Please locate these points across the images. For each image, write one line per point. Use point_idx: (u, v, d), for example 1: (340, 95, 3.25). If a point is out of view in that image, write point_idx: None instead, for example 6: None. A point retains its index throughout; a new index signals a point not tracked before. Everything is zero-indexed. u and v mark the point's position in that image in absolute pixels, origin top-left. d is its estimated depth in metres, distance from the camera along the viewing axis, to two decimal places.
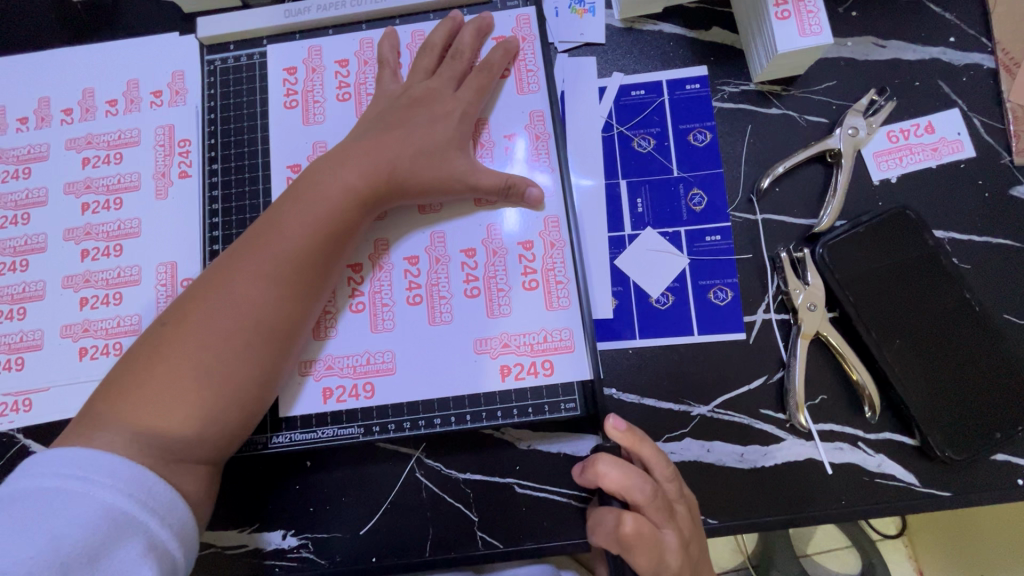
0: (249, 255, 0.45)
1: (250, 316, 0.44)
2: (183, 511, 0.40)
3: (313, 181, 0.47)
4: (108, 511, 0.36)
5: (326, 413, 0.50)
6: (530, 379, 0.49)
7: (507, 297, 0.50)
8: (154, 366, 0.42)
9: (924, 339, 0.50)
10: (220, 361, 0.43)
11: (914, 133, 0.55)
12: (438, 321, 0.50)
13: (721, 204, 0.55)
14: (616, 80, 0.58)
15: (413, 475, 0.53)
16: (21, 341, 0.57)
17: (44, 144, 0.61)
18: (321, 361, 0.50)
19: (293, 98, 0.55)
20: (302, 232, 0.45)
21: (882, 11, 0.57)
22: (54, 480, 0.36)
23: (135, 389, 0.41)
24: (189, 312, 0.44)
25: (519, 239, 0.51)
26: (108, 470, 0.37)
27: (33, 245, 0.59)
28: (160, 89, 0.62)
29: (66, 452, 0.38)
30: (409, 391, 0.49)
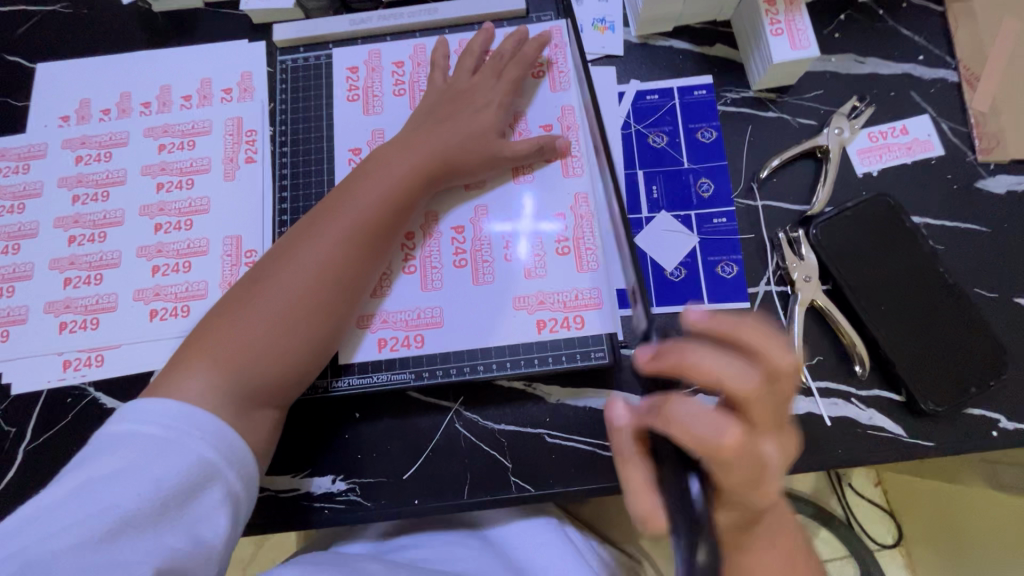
0: (327, 222, 0.52)
1: (326, 274, 0.51)
2: (249, 466, 0.45)
3: (382, 163, 0.55)
4: (196, 459, 0.41)
5: (379, 360, 0.56)
6: (563, 332, 0.56)
7: (544, 261, 0.57)
8: (243, 309, 0.49)
9: (906, 307, 0.57)
10: (297, 310, 0.50)
11: (891, 135, 0.64)
12: (482, 281, 0.57)
13: (726, 192, 0.63)
14: (634, 86, 0.67)
15: (453, 426, 0.58)
16: (97, 304, 0.63)
17: (124, 132, 0.69)
18: (378, 314, 0.57)
19: (355, 92, 0.64)
20: (373, 206, 0.53)
21: (861, 34, 0.67)
22: (148, 427, 0.41)
23: (226, 328, 0.48)
24: (274, 268, 0.51)
25: (554, 209, 0.58)
26: (192, 422, 0.43)
27: (111, 219, 0.66)
28: (230, 86, 0.70)
29: (156, 402, 0.43)
30: (454, 343, 0.56)
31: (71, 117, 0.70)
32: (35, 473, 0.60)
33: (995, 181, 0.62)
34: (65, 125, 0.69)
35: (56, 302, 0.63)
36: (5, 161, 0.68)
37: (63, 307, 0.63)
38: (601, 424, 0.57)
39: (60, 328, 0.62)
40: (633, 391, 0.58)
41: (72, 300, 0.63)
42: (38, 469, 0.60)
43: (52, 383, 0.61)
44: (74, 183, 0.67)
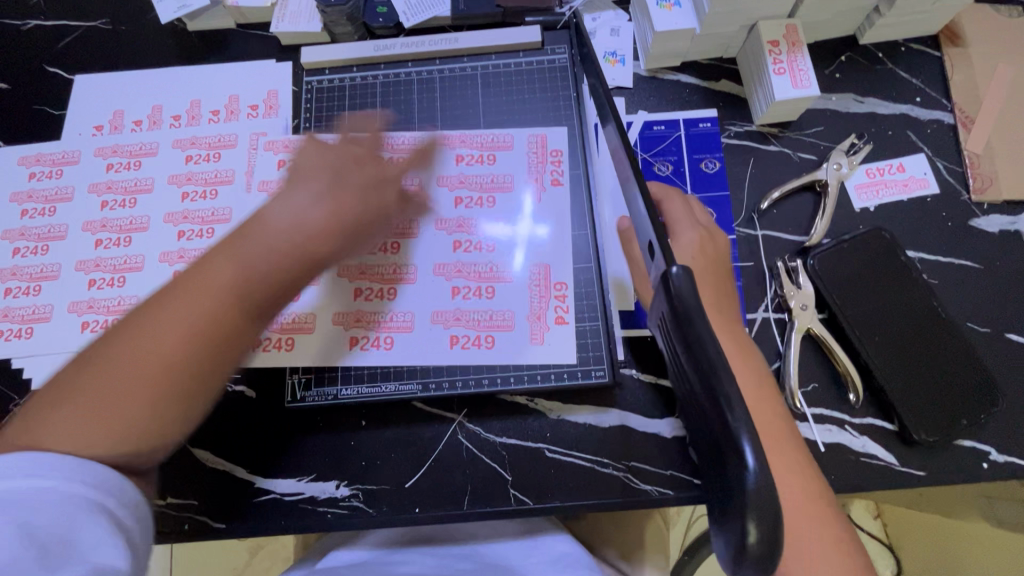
0: (209, 265, 0.45)
1: (208, 327, 0.44)
2: (134, 491, 0.42)
3: (265, 201, 0.50)
4: (63, 497, 0.38)
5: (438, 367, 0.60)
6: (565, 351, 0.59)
7: (558, 272, 0.62)
8: (109, 365, 0.42)
9: (899, 338, 0.59)
10: (178, 375, 0.43)
11: (888, 172, 0.66)
12: (495, 294, 0.61)
13: (728, 220, 0.65)
14: (641, 117, 0.70)
15: (455, 437, 0.60)
16: (119, 305, 0.66)
17: (154, 143, 0.72)
18: (450, 312, 0.61)
19: (392, 145, 0.65)
20: (260, 252, 0.46)
21: (860, 75, 0.70)
22: (7, 484, 0.37)
23: (81, 394, 0.42)
24: (149, 321, 0.43)
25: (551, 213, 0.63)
26: (51, 462, 0.39)
27: (137, 224, 0.69)
28: (257, 103, 0.74)
29: (9, 458, 0.38)
30: (525, 327, 0.60)
31: (105, 126, 0.73)
32: None
33: (988, 220, 0.64)
34: (98, 134, 0.73)
35: (80, 302, 0.66)
36: (40, 165, 0.72)
37: (87, 307, 0.66)
38: (599, 441, 0.59)
39: (83, 327, 0.65)
40: (631, 409, 0.60)
41: (96, 300, 0.66)
42: None
43: None
44: (103, 189, 0.70)
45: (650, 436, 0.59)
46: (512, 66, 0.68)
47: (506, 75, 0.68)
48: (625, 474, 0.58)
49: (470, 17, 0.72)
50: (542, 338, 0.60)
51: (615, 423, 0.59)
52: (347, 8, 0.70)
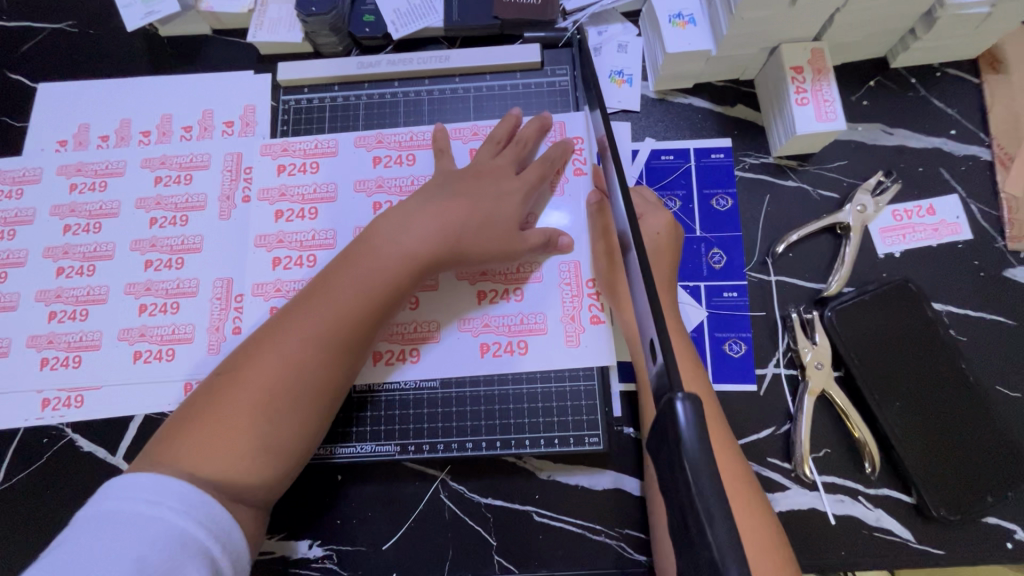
0: (304, 312, 0.47)
1: (301, 373, 0.46)
2: (239, 539, 0.42)
3: (371, 243, 0.50)
4: (178, 536, 0.38)
5: (463, 377, 0.54)
6: (561, 412, 0.53)
7: (576, 327, 0.54)
8: (205, 418, 0.44)
9: (922, 404, 0.54)
10: (266, 418, 0.44)
11: (917, 214, 0.61)
12: (538, 328, 0.54)
13: (739, 264, 0.60)
14: (648, 145, 0.64)
15: (437, 496, 0.56)
16: (80, 341, 0.61)
17: (121, 161, 0.67)
18: (477, 319, 0.55)
19: (368, 139, 0.61)
20: (357, 295, 0.48)
21: (890, 103, 0.64)
22: (128, 502, 0.39)
23: (190, 437, 0.43)
24: (243, 365, 0.46)
25: (563, 315, 0.54)
26: (183, 493, 0.40)
27: (102, 252, 0.64)
28: (232, 119, 0.68)
29: (134, 476, 0.40)
30: (560, 330, 0.54)
31: (69, 141, 0.68)
32: (7, 513, 0.58)
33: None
34: (62, 151, 0.68)
35: (39, 337, 0.61)
36: None
37: (46, 342, 0.61)
38: (592, 504, 0.55)
39: (42, 364, 0.61)
40: (628, 472, 0.55)
41: (56, 334, 0.61)
42: (10, 509, 0.58)
43: (30, 421, 0.59)
44: (67, 212, 0.65)
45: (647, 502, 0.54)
46: (508, 88, 0.62)
47: (502, 97, 0.62)
48: (619, 543, 0.54)
49: (464, 29, 0.66)
50: (578, 339, 0.54)
51: (610, 487, 0.55)
52: (330, 17, 0.63)
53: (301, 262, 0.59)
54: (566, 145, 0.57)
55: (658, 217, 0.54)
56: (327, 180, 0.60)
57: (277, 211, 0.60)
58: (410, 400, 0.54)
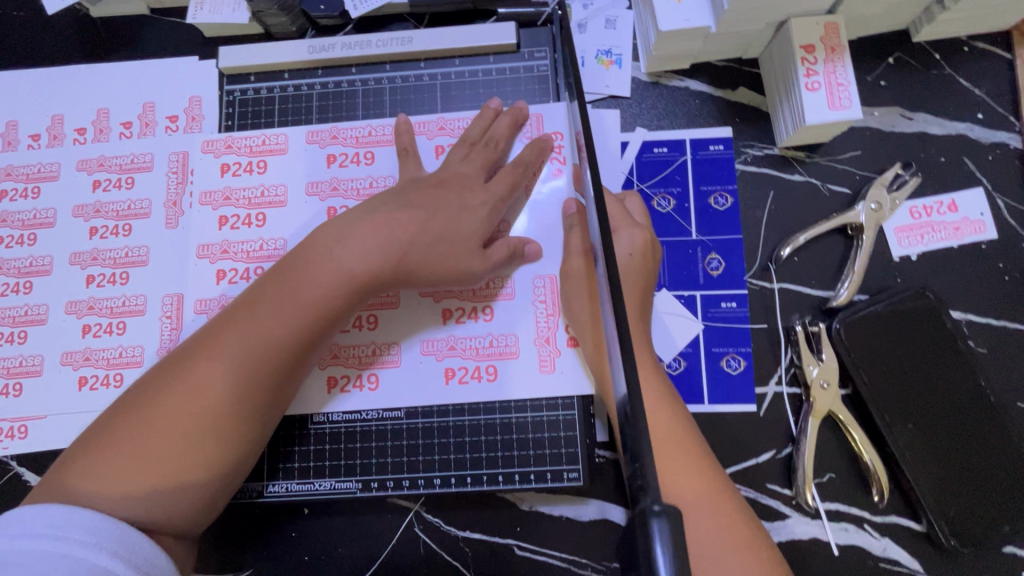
0: (232, 329, 0.42)
1: (225, 397, 0.41)
2: (164, 566, 0.37)
3: (315, 257, 0.44)
4: (94, 572, 0.34)
5: (431, 405, 0.49)
6: (537, 446, 0.48)
7: (551, 349, 0.49)
8: (113, 446, 0.39)
9: (935, 424, 0.49)
10: (183, 447, 0.40)
11: (936, 210, 0.54)
12: (508, 351, 0.49)
13: (738, 271, 0.54)
14: (639, 136, 0.58)
15: (411, 529, 0.52)
16: (21, 366, 0.56)
17: (55, 163, 0.60)
18: (442, 340, 0.49)
19: (320, 135, 0.54)
20: (292, 310, 0.43)
21: (910, 83, 0.57)
22: (31, 540, 0.34)
23: (103, 460, 0.39)
24: (164, 385, 0.41)
25: (537, 337, 0.49)
26: (101, 530, 0.35)
27: (39, 267, 0.58)
28: (176, 113, 0.61)
29: (38, 507, 0.35)
30: (533, 353, 0.49)
31: None
32: None
33: None
34: None
35: None
36: None
37: None
38: (577, 536, 0.51)
39: None
40: (614, 501, 0.51)
41: None
42: None
43: None
44: None
45: None
46: (480, 74, 0.55)
47: (473, 85, 0.55)
48: None
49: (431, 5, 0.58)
50: (553, 365, 0.49)
51: (596, 517, 0.51)
52: None
53: (248, 276, 0.53)
54: (544, 141, 0.51)
55: (634, 233, 0.48)
56: (275, 181, 0.53)
57: (222, 217, 0.54)
58: (371, 434, 0.49)
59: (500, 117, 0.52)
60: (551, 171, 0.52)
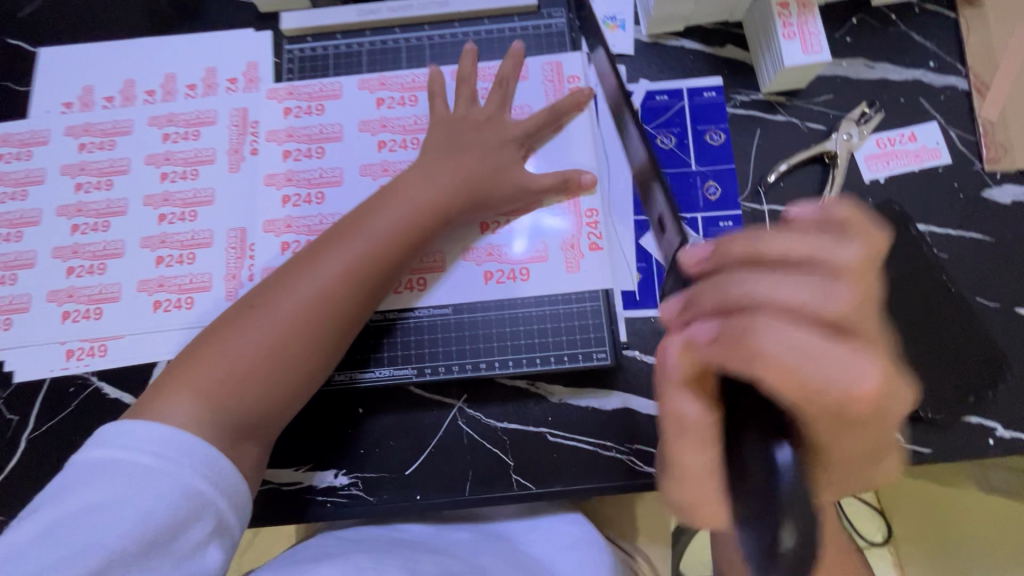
0: (329, 254, 0.51)
1: (326, 308, 0.50)
2: (241, 487, 0.45)
3: (393, 195, 0.54)
4: (187, 492, 0.42)
5: (474, 303, 0.59)
6: (566, 332, 0.58)
7: (574, 254, 0.59)
8: (234, 341, 0.49)
9: (907, 314, 0.57)
10: (292, 345, 0.49)
11: (899, 141, 0.64)
12: (538, 257, 0.60)
13: (733, 195, 0.63)
14: (643, 86, 0.67)
15: (455, 423, 0.58)
16: (100, 293, 0.63)
17: (128, 120, 0.68)
18: (483, 249, 0.60)
19: (370, 82, 0.63)
20: (379, 239, 0.53)
21: (872, 38, 0.67)
22: (139, 455, 0.42)
23: (221, 358, 0.48)
24: (269, 299, 0.50)
25: (564, 243, 0.60)
26: (188, 450, 0.43)
27: (115, 208, 0.65)
28: (235, 76, 0.69)
29: (150, 425, 0.43)
30: (559, 257, 0.59)
31: (75, 103, 0.69)
32: (37, 460, 0.60)
33: (1000, 191, 0.62)
34: (68, 112, 0.69)
35: (59, 291, 0.63)
36: (8, 146, 0.68)
37: (66, 296, 0.63)
38: (602, 423, 0.58)
39: (64, 317, 0.62)
40: (634, 392, 0.58)
41: (75, 288, 0.63)
42: (39, 456, 0.60)
43: (56, 371, 0.61)
44: (77, 171, 0.67)
45: (652, 418, 0.58)
46: (507, 32, 0.64)
47: (500, 41, 0.64)
48: (629, 457, 0.57)
49: None
50: (577, 265, 0.59)
51: (619, 407, 0.58)
52: None
53: (309, 199, 0.61)
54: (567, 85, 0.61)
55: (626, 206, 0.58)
56: (332, 121, 0.62)
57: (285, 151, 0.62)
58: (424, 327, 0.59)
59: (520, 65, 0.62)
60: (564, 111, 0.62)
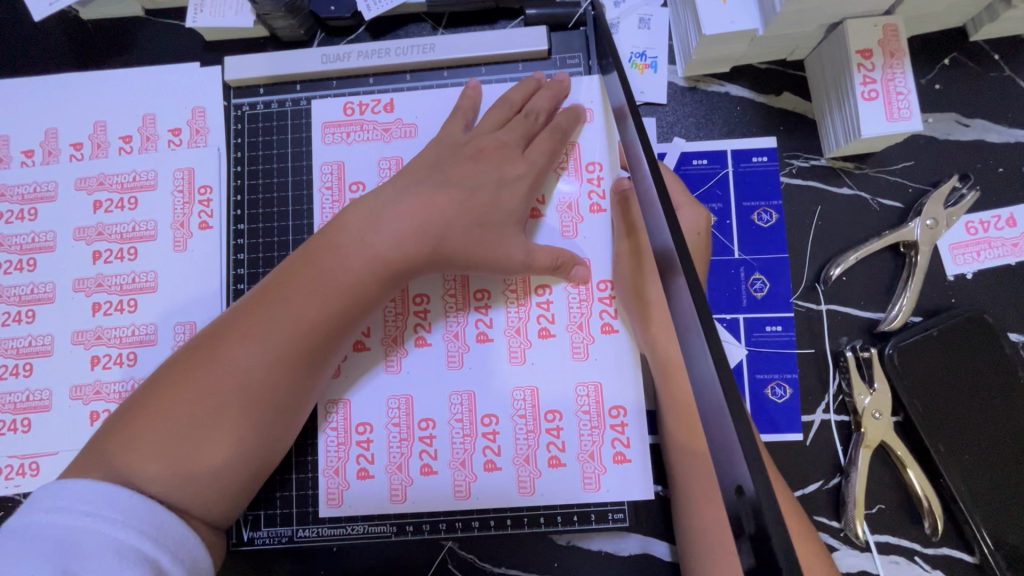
0: (270, 305, 0.43)
1: (265, 376, 0.41)
2: (194, 546, 0.38)
3: (345, 242, 0.44)
4: (120, 548, 0.34)
5: (466, 401, 0.46)
6: (591, 466, 0.45)
7: (594, 345, 0.46)
8: (147, 424, 0.39)
9: (992, 454, 0.47)
10: (221, 427, 0.40)
11: (994, 226, 0.51)
12: (578, 354, 0.46)
13: (784, 292, 0.51)
14: (678, 146, 0.54)
15: (445, 565, 0.50)
16: (28, 401, 0.53)
17: (51, 182, 0.56)
18: (500, 326, 0.47)
19: (335, 132, 0.51)
20: (332, 290, 0.43)
21: (968, 88, 0.53)
22: (63, 515, 0.35)
23: (131, 448, 0.38)
24: (194, 366, 0.41)
25: (600, 322, 0.47)
26: (115, 502, 0.36)
27: (41, 294, 0.55)
28: (178, 125, 0.57)
29: (73, 483, 0.36)
30: (566, 339, 0.47)
31: None
32: None
33: None
34: None
35: None
36: None
37: None
38: (616, 572, 0.49)
39: None
40: (656, 534, 0.49)
41: None
42: None
43: None
44: None
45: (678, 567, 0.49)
46: (509, 82, 0.52)
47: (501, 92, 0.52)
48: None
49: (449, 5, 0.54)
50: (586, 352, 0.46)
51: (638, 551, 0.49)
52: None
53: None
54: (576, 111, 0.49)
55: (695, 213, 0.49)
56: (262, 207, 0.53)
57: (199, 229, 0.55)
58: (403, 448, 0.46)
59: (542, 90, 0.50)
60: (565, 180, 0.50)
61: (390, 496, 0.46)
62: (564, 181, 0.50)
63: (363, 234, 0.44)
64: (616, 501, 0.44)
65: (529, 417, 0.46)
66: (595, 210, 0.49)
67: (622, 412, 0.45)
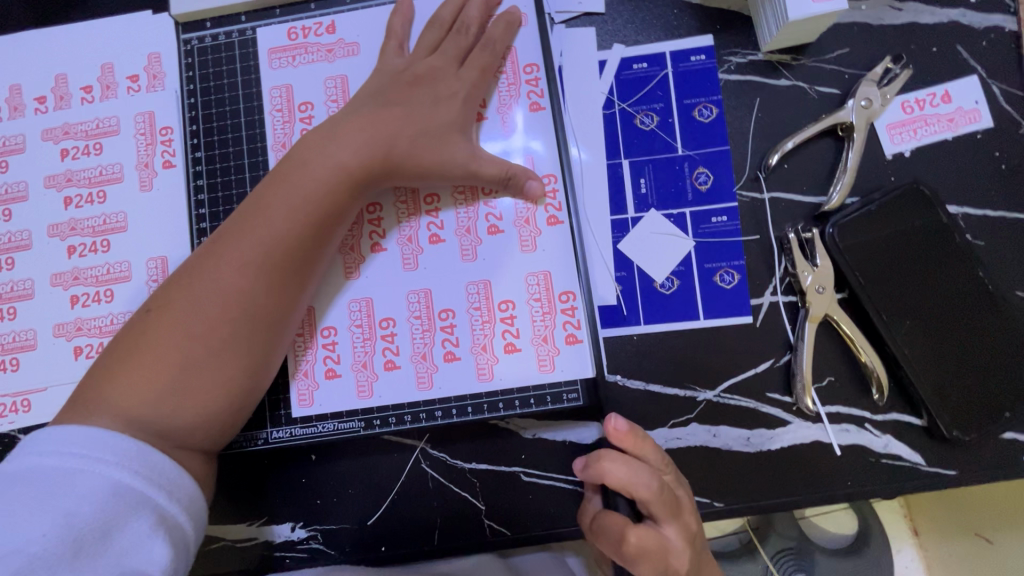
0: (239, 235, 0.44)
1: (242, 300, 0.43)
2: (190, 485, 0.40)
3: (300, 162, 0.46)
4: (115, 488, 0.36)
5: (424, 299, 0.49)
6: (553, 355, 0.48)
7: (539, 236, 0.49)
8: (138, 354, 0.42)
9: (933, 320, 0.49)
10: (206, 350, 0.42)
11: (930, 104, 0.53)
12: (527, 247, 0.49)
13: (727, 183, 0.53)
14: (617, 53, 0.55)
15: (419, 466, 0.52)
16: (14, 342, 0.56)
17: (19, 136, 0.58)
18: (452, 225, 0.50)
19: (281, 56, 0.54)
20: (292, 214, 0.45)
21: None
22: (54, 459, 0.36)
23: (126, 378, 0.41)
24: (175, 301, 0.43)
25: (547, 217, 0.49)
26: (103, 445, 0.37)
27: (18, 242, 0.57)
28: (136, 73, 0.58)
29: (57, 431, 0.38)
30: (514, 234, 0.49)
31: None
32: None
33: None
34: None
35: None
36: None
37: None
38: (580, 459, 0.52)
39: None
40: None
41: None
42: None
43: None
44: None
45: None
46: None
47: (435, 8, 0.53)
48: None
49: None
50: (534, 244, 0.49)
51: (599, 439, 0.52)
52: None
53: None
54: (509, 18, 0.51)
55: None
56: (218, 139, 0.55)
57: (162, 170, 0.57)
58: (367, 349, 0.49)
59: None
60: (504, 88, 0.51)
61: (358, 392, 0.49)
62: (503, 85, 0.51)
63: (318, 150, 0.46)
64: (569, 378, 0.48)
65: (484, 309, 0.49)
66: (535, 109, 0.51)
67: (572, 296, 0.48)
